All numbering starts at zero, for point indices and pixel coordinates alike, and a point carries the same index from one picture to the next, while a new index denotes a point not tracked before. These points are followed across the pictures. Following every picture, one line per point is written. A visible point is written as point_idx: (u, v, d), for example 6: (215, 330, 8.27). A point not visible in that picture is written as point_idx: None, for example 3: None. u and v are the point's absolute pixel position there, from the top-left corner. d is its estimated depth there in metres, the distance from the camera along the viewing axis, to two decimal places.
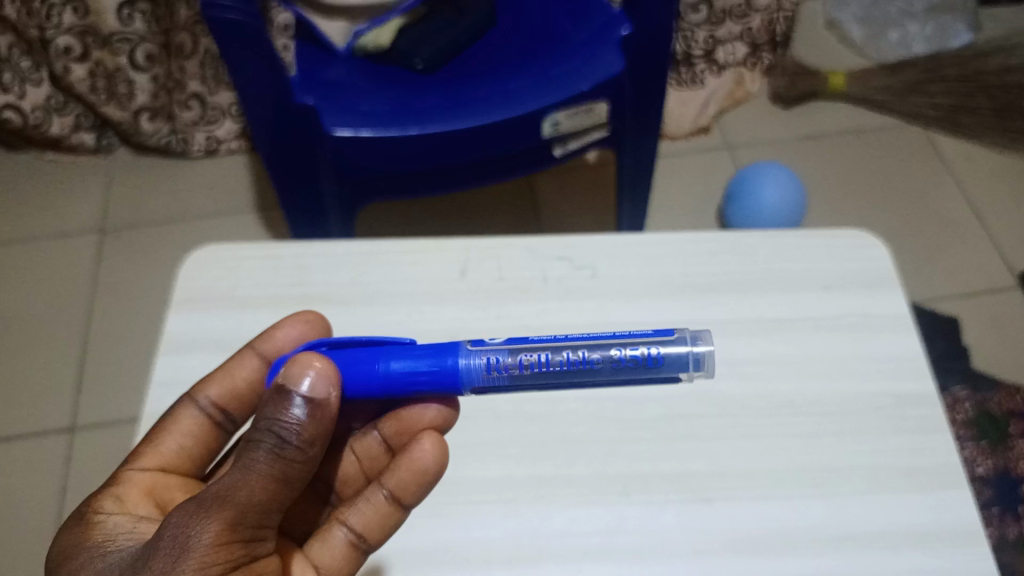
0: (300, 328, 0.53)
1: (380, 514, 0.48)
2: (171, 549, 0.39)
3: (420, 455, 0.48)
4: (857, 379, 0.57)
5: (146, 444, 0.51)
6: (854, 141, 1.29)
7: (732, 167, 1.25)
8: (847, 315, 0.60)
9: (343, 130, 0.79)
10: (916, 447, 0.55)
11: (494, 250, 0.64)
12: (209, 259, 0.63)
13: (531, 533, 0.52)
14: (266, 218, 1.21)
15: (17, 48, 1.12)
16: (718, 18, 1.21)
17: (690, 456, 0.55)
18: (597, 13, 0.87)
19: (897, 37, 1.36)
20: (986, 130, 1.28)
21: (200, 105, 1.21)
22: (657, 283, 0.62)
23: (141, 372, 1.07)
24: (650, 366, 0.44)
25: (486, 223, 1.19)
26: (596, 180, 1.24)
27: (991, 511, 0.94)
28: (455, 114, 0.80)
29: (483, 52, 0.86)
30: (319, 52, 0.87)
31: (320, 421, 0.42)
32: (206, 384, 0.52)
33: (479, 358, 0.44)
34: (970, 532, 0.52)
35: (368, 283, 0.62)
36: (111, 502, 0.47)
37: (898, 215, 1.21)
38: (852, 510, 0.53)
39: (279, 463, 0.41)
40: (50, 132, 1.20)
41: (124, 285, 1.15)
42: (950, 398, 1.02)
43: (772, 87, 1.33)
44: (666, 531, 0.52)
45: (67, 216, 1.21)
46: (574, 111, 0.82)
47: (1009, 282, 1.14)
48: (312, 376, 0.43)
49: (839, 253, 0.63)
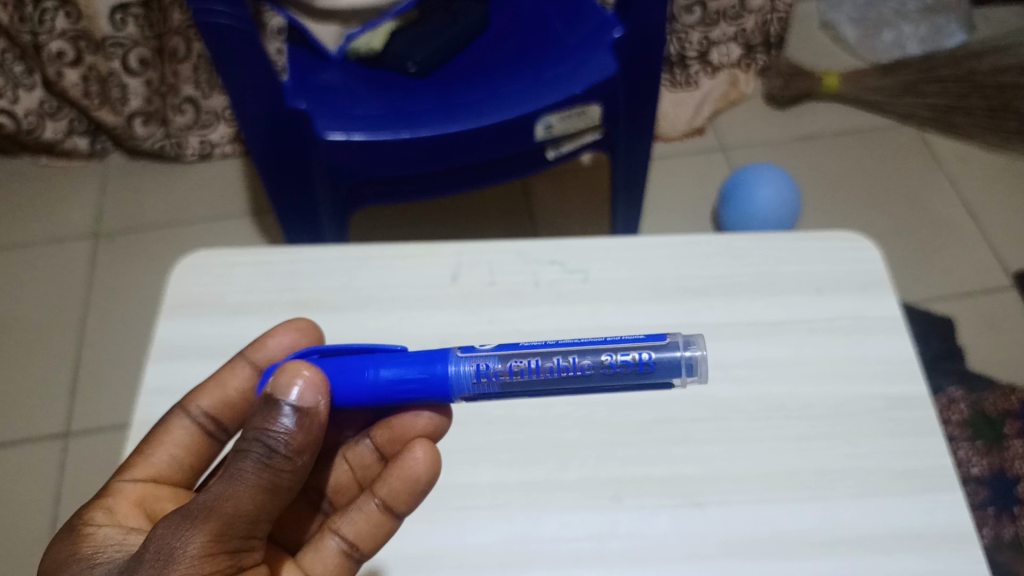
0: (292, 336, 0.53)
1: (371, 523, 0.48)
2: (156, 560, 0.39)
3: (412, 464, 0.48)
4: (852, 381, 0.57)
5: (138, 454, 0.51)
6: (849, 142, 1.29)
7: (726, 167, 1.25)
8: (840, 317, 0.60)
9: (335, 134, 0.79)
10: (910, 449, 0.55)
11: (487, 254, 0.64)
12: (200, 264, 0.63)
13: (524, 539, 0.52)
14: (261, 222, 1.21)
15: (11, 53, 1.12)
16: (712, 19, 1.21)
17: (684, 460, 0.55)
18: (590, 16, 0.87)
19: (892, 37, 1.35)
20: (980, 131, 1.28)
21: (194, 109, 1.21)
22: (649, 287, 0.62)
23: (135, 378, 1.07)
24: (641, 372, 0.43)
25: (483, 228, 1.19)
26: (592, 182, 1.24)
27: (987, 512, 0.94)
28: (448, 118, 0.80)
29: (476, 55, 0.86)
30: (312, 57, 0.87)
31: (309, 430, 0.42)
32: (197, 394, 0.52)
33: (469, 364, 0.44)
34: (961, 533, 0.52)
35: (360, 288, 0.62)
36: (102, 514, 0.47)
37: (893, 215, 1.21)
38: (845, 512, 0.53)
39: (267, 473, 0.41)
40: (44, 137, 1.20)
41: (119, 290, 1.15)
42: (944, 399, 1.02)
43: (768, 87, 1.32)
44: (660, 535, 0.52)
45: (61, 220, 1.21)
46: (567, 113, 0.82)
47: (1004, 282, 1.14)
48: (301, 385, 0.42)
49: (831, 254, 0.63)
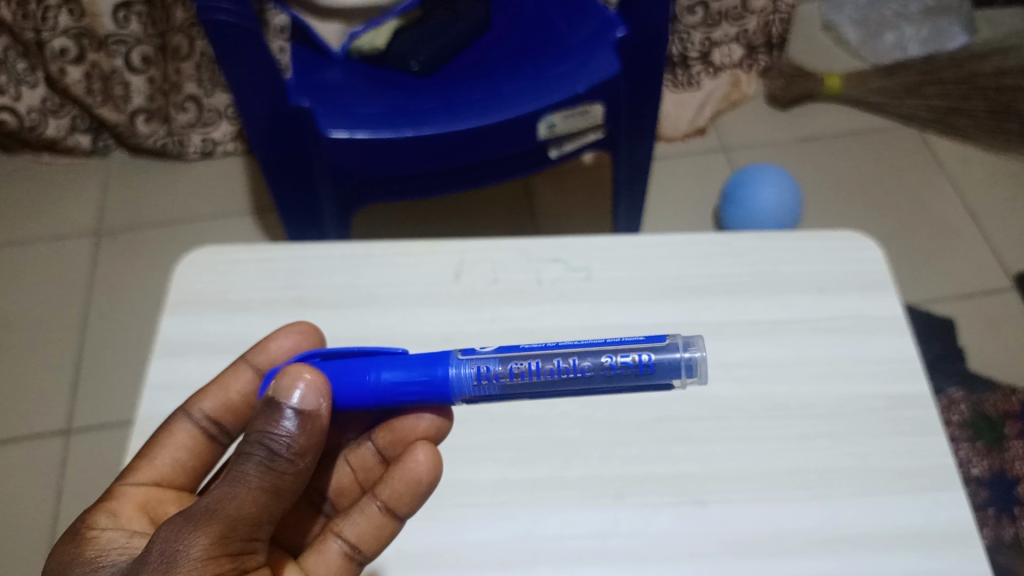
0: (294, 339, 0.53)
1: (374, 525, 0.48)
2: (160, 563, 0.39)
3: (414, 466, 0.48)
4: (853, 380, 0.57)
5: (141, 457, 0.51)
6: (850, 143, 1.29)
7: (728, 167, 1.25)
8: (842, 317, 0.60)
9: (338, 132, 0.79)
10: (912, 448, 0.55)
11: (489, 253, 0.64)
12: (202, 262, 0.63)
13: (525, 537, 0.52)
14: (262, 219, 1.21)
15: (13, 50, 1.12)
16: (714, 20, 1.21)
17: (685, 458, 0.55)
18: (592, 15, 0.88)
19: (893, 38, 1.36)
20: (981, 132, 1.28)
21: (196, 107, 1.21)
22: (651, 285, 0.62)
23: (137, 375, 1.07)
24: (642, 373, 0.44)
25: (483, 226, 1.19)
26: (594, 182, 1.24)
27: (987, 513, 0.94)
28: (451, 116, 0.80)
29: (478, 54, 0.86)
30: (315, 55, 0.87)
31: (311, 433, 0.42)
32: (200, 398, 0.52)
33: (470, 366, 0.44)
34: (963, 534, 0.52)
35: (362, 287, 0.62)
36: (105, 517, 0.47)
37: (894, 216, 1.21)
38: (847, 511, 0.53)
39: (269, 476, 0.41)
40: (46, 135, 1.20)
41: (121, 287, 1.15)
42: (945, 400, 1.02)
43: (769, 88, 1.32)
44: (661, 534, 0.52)
45: (63, 217, 1.21)
46: (570, 112, 0.82)
47: (1004, 283, 1.14)
48: (303, 388, 0.42)
49: (833, 253, 0.64)
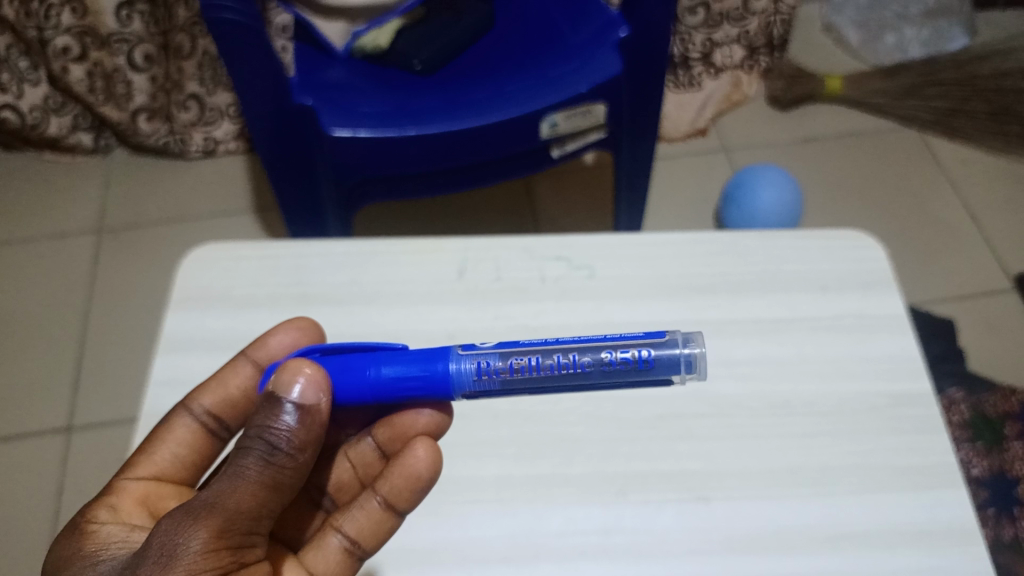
0: (293, 335, 0.54)
1: (373, 520, 0.48)
2: (159, 557, 0.39)
3: (414, 461, 0.48)
4: (855, 378, 0.58)
5: (140, 453, 0.51)
6: (852, 144, 1.29)
7: (727, 168, 1.26)
8: (844, 315, 0.60)
9: (342, 130, 0.79)
10: (914, 446, 0.55)
11: (492, 251, 0.64)
12: (205, 259, 0.63)
13: (529, 534, 0.52)
14: (264, 218, 1.21)
15: (17, 48, 1.12)
16: (715, 21, 1.22)
17: (689, 456, 0.55)
18: (594, 16, 0.88)
19: (893, 40, 1.36)
20: (981, 134, 1.29)
21: (198, 105, 1.21)
22: (654, 283, 0.62)
23: (139, 373, 1.07)
24: (641, 369, 0.44)
25: (482, 225, 1.19)
26: (595, 182, 1.24)
27: (987, 513, 0.94)
28: (453, 114, 0.80)
29: (480, 53, 0.87)
30: (317, 53, 0.88)
31: (310, 428, 0.42)
32: (200, 393, 0.52)
33: (470, 362, 0.44)
34: (962, 531, 0.52)
35: (365, 284, 0.62)
36: (105, 511, 0.47)
37: (894, 217, 1.22)
38: (851, 510, 0.53)
39: (270, 470, 0.41)
40: (48, 133, 1.20)
41: (122, 285, 1.15)
42: (946, 400, 1.03)
43: (770, 89, 1.33)
44: (665, 530, 0.52)
45: (65, 216, 1.21)
46: (573, 112, 0.83)
47: (1004, 285, 1.15)
48: (303, 382, 0.43)
49: (836, 253, 0.64)
